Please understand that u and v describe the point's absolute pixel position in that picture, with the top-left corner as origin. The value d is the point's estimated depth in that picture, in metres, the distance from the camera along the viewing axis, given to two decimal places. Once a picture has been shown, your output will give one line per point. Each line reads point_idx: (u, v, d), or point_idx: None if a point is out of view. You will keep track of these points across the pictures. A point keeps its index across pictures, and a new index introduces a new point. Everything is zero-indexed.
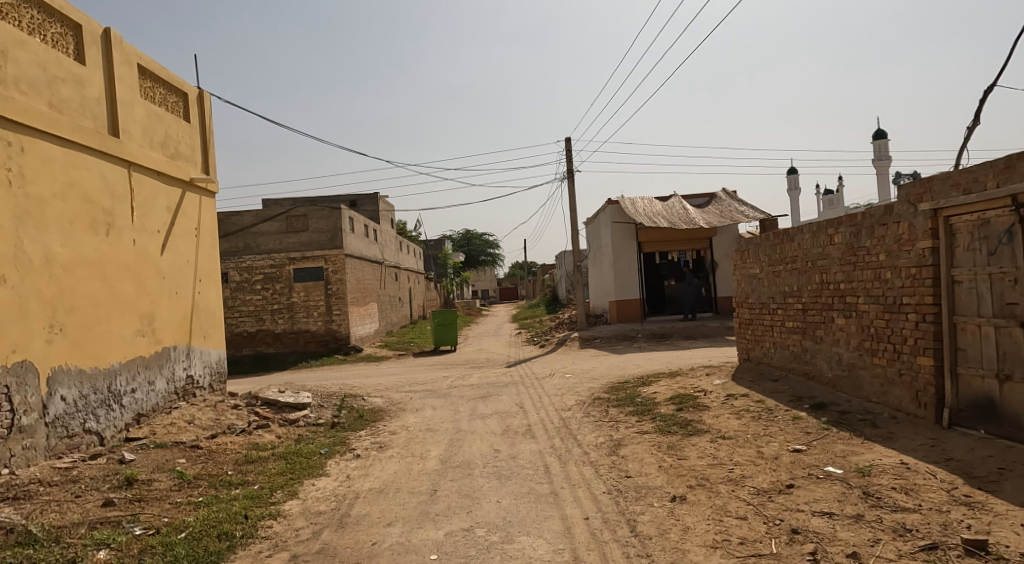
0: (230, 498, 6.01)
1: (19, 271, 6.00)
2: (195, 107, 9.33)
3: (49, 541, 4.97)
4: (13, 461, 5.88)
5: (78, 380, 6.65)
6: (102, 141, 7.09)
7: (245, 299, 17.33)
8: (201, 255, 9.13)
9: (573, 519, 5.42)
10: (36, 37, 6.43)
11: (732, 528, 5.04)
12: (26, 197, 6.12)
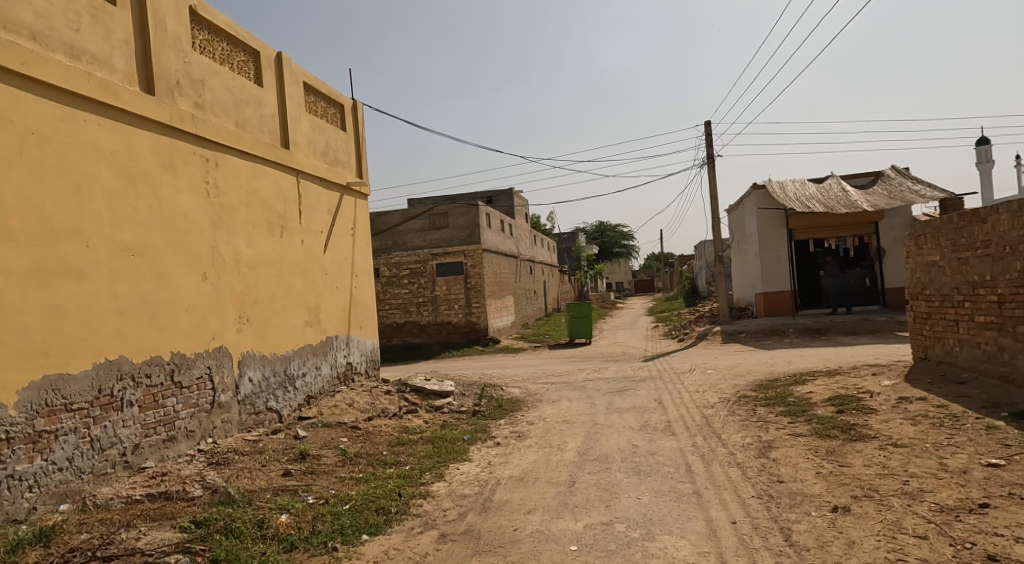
0: (386, 476, 6.15)
1: (215, 270, 6.44)
2: (351, 117, 9.75)
3: (244, 503, 5.24)
4: (215, 432, 6.39)
5: (261, 364, 7.11)
6: (276, 154, 7.53)
7: (393, 293, 18.13)
8: (357, 252, 9.51)
9: (719, 523, 4.97)
10: (226, 66, 6.94)
11: (909, 547, 4.37)
12: (220, 205, 6.57)
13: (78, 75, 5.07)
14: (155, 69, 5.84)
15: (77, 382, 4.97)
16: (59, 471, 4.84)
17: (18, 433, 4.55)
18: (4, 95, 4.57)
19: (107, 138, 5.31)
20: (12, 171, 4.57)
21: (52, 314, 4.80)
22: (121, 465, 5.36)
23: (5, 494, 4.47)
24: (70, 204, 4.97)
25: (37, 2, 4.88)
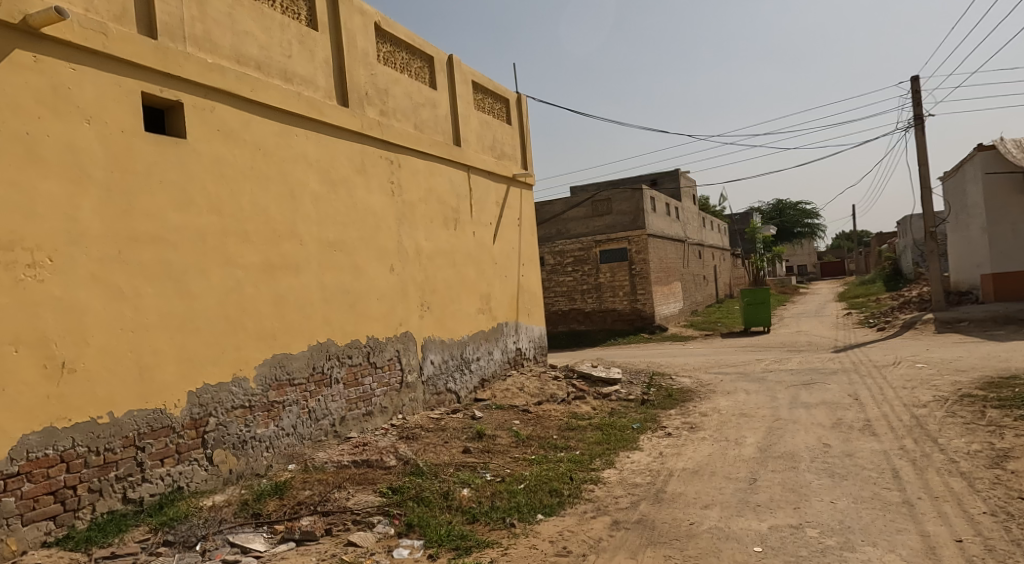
0: (557, 460, 6.38)
1: (400, 261, 7.02)
2: (516, 110, 10.05)
3: (431, 474, 5.69)
4: (404, 409, 7.01)
5: (441, 347, 7.64)
6: (450, 152, 8.01)
7: (558, 281, 18.54)
8: (524, 241, 9.80)
9: (939, 539, 4.49)
10: (405, 74, 7.51)
11: None
12: (403, 202, 7.13)
13: (291, 96, 5.75)
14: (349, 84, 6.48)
15: (297, 360, 5.71)
16: (287, 436, 5.60)
17: (256, 401, 5.33)
18: (239, 120, 5.30)
19: (313, 149, 5.98)
20: (246, 184, 5.30)
21: (277, 305, 5.53)
22: (331, 434, 6.07)
23: (249, 452, 5.27)
24: (288, 208, 5.67)
25: (259, 36, 5.62)
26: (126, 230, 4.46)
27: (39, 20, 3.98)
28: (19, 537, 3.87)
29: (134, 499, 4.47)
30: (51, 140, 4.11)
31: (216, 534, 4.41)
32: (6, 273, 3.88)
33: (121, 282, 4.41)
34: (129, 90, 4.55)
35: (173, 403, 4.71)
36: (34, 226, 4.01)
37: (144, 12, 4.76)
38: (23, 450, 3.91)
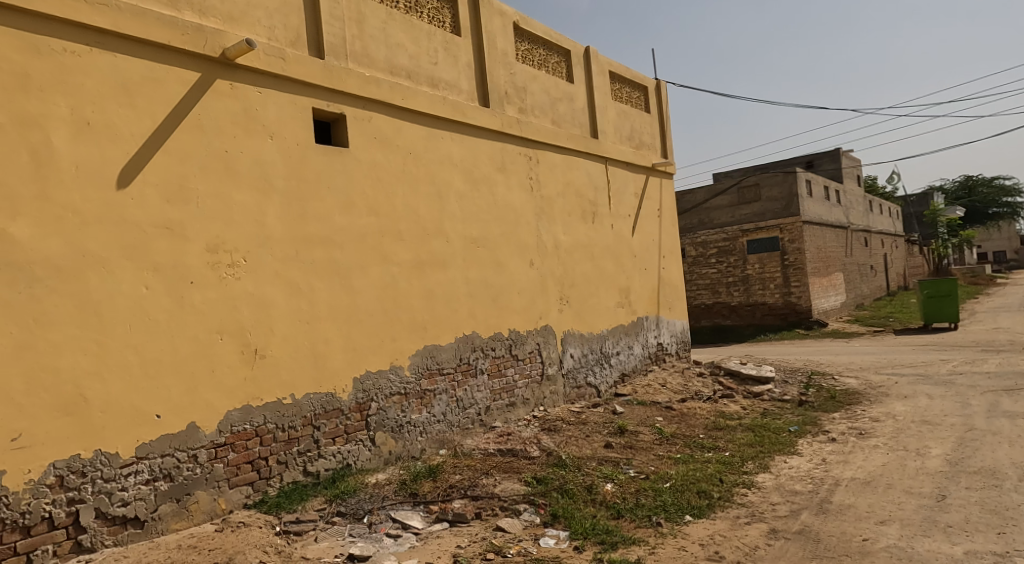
0: (705, 460, 6.27)
1: (541, 256, 7.17)
2: (656, 97, 9.86)
3: (574, 467, 5.83)
4: (545, 401, 7.18)
5: (581, 341, 7.72)
6: (587, 144, 8.05)
7: (701, 273, 18.09)
8: (664, 233, 9.59)
9: None
10: (542, 70, 7.67)
11: None
12: (542, 198, 7.27)
13: (437, 100, 6.09)
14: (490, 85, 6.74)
15: (446, 351, 6.03)
16: (438, 422, 5.93)
17: (411, 388, 5.71)
18: (393, 126, 5.70)
19: (458, 150, 6.29)
20: (399, 186, 5.69)
21: (428, 299, 5.88)
22: (478, 423, 6.36)
23: (406, 436, 5.66)
24: (436, 208, 6.00)
25: (409, 46, 6.01)
26: (300, 232, 4.97)
27: (233, 53, 4.58)
28: (226, 498, 4.52)
29: (312, 472, 5.00)
30: (241, 155, 4.70)
31: (380, 509, 4.86)
32: (211, 273, 4.52)
33: (298, 279, 4.95)
34: (302, 107, 5.07)
35: (341, 388, 5.19)
36: (231, 231, 4.62)
37: (313, 35, 5.28)
38: (228, 424, 4.56)
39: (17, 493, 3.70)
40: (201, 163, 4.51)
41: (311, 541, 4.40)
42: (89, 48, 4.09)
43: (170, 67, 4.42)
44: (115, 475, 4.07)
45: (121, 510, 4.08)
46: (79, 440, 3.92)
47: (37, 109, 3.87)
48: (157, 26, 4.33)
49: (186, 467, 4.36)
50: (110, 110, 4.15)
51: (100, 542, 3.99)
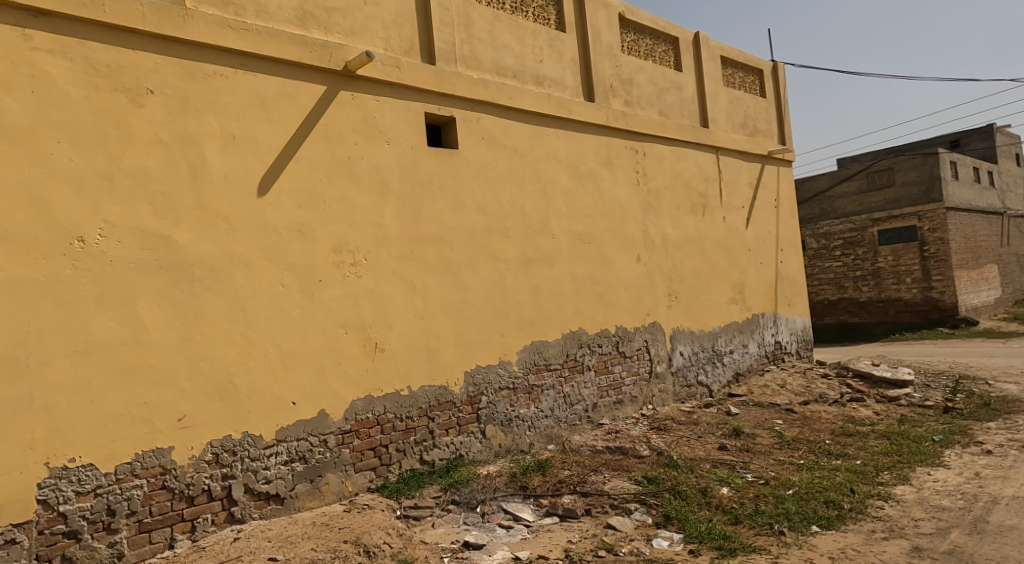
0: (833, 468, 5.91)
1: (648, 251, 7.04)
2: (772, 80, 9.37)
3: (686, 468, 5.70)
4: (654, 399, 7.06)
5: (691, 339, 7.51)
6: (697, 134, 7.82)
7: (825, 267, 17.13)
8: (782, 225, 9.10)
9: None
10: (649, 60, 7.54)
11: None
12: (649, 191, 7.14)
13: (543, 98, 6.15)
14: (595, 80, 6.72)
15: (553, 347, 6.08)
16: (546, 417, 6.01)
17: (519, 383, 5.82)
18: (500, 126, 5.82)
19: (563, 147, 6.32)
20: (506, 185, 5.80)
21: (535, 295, 5.95)
22: (586, 419, 6.36)
23: (515, 430, 5.78)
24: (542, 205, 6.06)
25: (515, 46, 6.11)
26: (415, 232, 5.20)
27: (354, 65, 4.86)
28: (352, 481, 4.85)
29: (428, 461, 5.22)
30: (363, 161, 4.99)
31: (492, 500, 5.01)
32: (337, 271, 4.83)
33: (414, 276, 5.17)
34: (415, 112, 5.29)
35: (454, 381, 5.38)
36: (353, 232, 4.91)
37: (426, 42, 5.49)
38: (353, 412, 4.87)
39: (183, 467, 4.20)
40: (327, 170, 4.82)
41: (428, 527, 4.62)
42: (234, 70, 4.51)
43: (301, 82, 4.77)
44: (260, 455, 4.50)
45: (265, 486, 4.50)
46: (231, 422, 4.39)
47: (192, 127, 4.33)
48: (289, 45, 4.69)
49: (318, 451, 4.71)
50: (250, 125, 4.55)
51: (248, 515, 4.43)
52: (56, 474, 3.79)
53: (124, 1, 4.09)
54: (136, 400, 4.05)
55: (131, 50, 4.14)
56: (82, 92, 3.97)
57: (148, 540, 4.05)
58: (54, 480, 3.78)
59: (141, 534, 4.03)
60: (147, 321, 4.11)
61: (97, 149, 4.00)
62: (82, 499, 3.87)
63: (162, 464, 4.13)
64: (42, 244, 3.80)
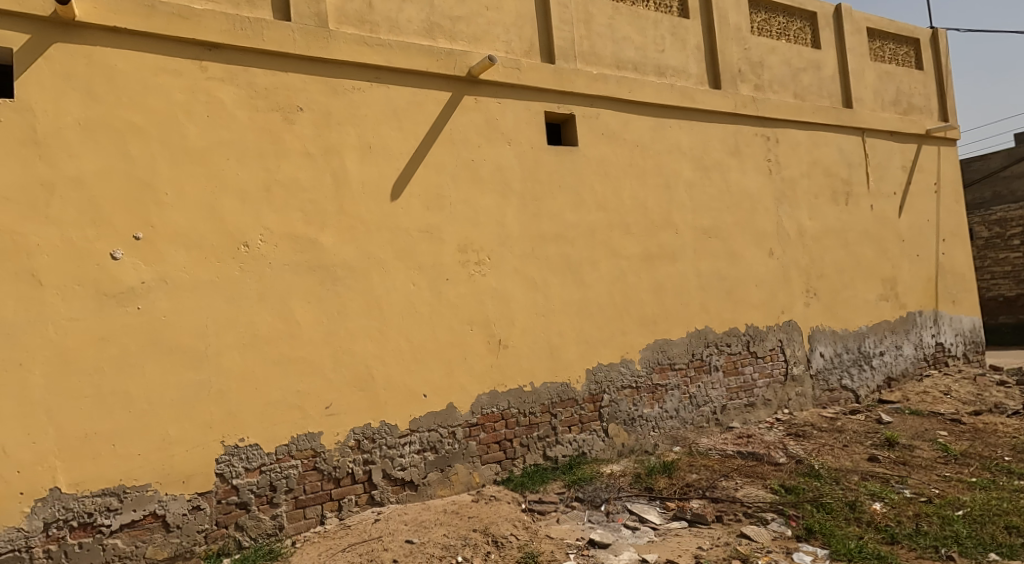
0: (1014, 488, 5.15)
1: (781, 245, 6.56)
2: (931, 50, 8.30)
3: (831, 480, 5.27)
4: (791, 404, 6.58)
5: (833, 339, 6.91)
6: (838, 116, 7.17)
7: (1002, 258, 13.64)
8: (943, 212, 8.05)
9: None
10: (783, 39, 7.02)
11: None
12: (783, 180, 6.66)
13: (664, 89, 5.94)
14: (721, 65, 6.39)
15: (678, 345, 5.87)
16: (671, 418, 5.82)
17: (643, 383, 5.68)
18: (619, 120, 5.72)
19: (687, 138, 6.07)
20: (626, 180, 5.68)
21: (658, 292, 5.78)
22: (714, 422, 6.07)
23: (638, 430, 5.65)
24: (663, 199, 5.86)
25: (636, 38, 5.97)
26: (535, 230, 5.24)
27: (477, 69, 4.95)
28: (479, 473, 4.97)
29: (551, 457, 5.26)
30: (487, 162, 5.10)
31: (616, 499, 4.94)
32: (463, 270, 4.95)
33: (535, 274, 5.22)
34: (535, 112, 5.34)
35: (575, 378, 5.37)
36: (479, 232, 5.02)
37: (545, 42, 5.53)
38: (479, 406, 4.98)
39: (330, 450, 4.54)
40: (453, 173, 4.96)
41: (554, 522, 4.66)
42: (369, 83, 4.74)
43: (429, 90, 4.93)
44: (397, 443, 4.71)
45: (401, 473, 4.72)
46: (370, 411, 4.64)
47: (335, 140, 4.61)
48: (418, 55, 4.86)
49: (448, 442, 4.87)
50: (384, 133, 4.76)
51: (387, 498, 4.69)
52: (229, 451, 4.27)
53: (278, 29, 4.45)
54: (291, 389, 4.44)
55: (282, 73, 4.50)
56: (245, 113, 4.39)
57: (303, 515, 4.45)
58: (228, 457, 4.26)
59: (297, 509, 4.43)
60: (299, 317, 4.47)
61: (256, 164, 4.40)
62: (250, 475, 4.33)
63: (313, 447, 4.49)
64: (216, 250, 4.28)
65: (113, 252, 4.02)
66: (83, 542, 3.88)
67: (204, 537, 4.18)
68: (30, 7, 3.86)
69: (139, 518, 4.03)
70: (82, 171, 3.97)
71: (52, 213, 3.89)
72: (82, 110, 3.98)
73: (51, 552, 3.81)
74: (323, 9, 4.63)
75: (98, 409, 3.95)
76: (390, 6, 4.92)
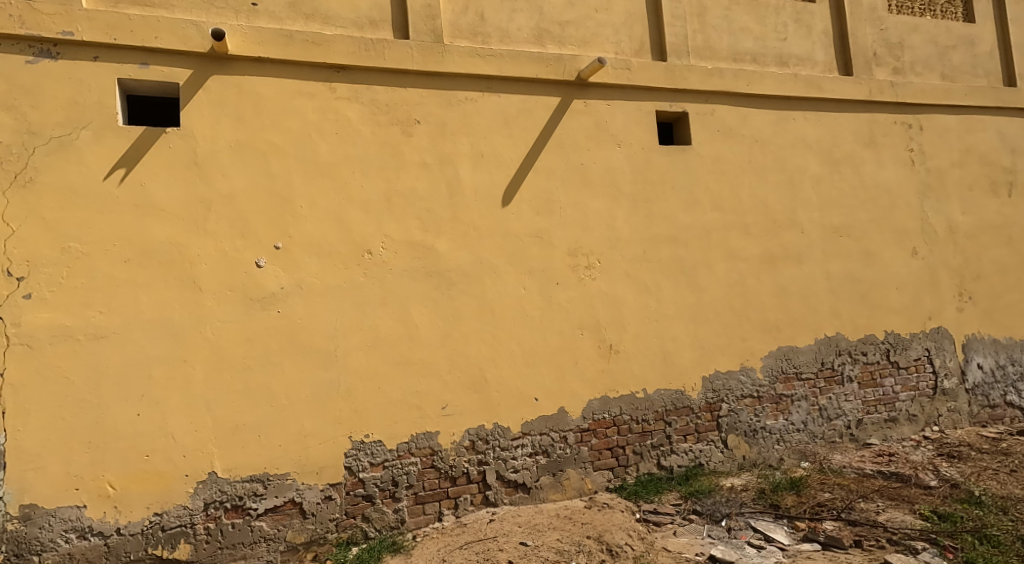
0: None
1: (928, 243, 5.91)
2: None
3: (996, 508, 4.64)
4: (943, 421, 5.88)
5: (994, 349, 6.10)
6: (998, 96, 6.32)
7: None
8: None
9: None
10: (928, 16, 6.32)
11: None
12: (929, 171, 5.99)
13: (787, 79, 5.57)
14: (852, 50, 5.90)
15: (805, 353, 5.46)
16: (798, 431, 5.42)
17: (765, 392, 5.34)
18: (738, 116, 5.44)
19: (813, 130, 5.65)
20: (745, 177, 5.39)
21: (782, 296, 5.42)
22: (849, 437, 5.57)
23: (761, 442, 5.32)
24: (786, 196, 5.49)
25: (754, 28, 5.66)
26: (647, 232, 5.11)
27: (587, 72, 4.93)
28: (591, 479, 4.92)
29: (666, 466, 5.08)
30: (596, 166, 5.06)
31: (738, 515, 4.68)
32: (572, 274, 4.94)
33: (646, 277, 5.09)
34: (647, 112, 5.22)
35: (691, 386, 5.16)
36: (588, 236, 4.99)
37: (657, 40, 5.41)
38: (590, 412, 4.93)
39: (447, 450, 4.63)
40: (562, 177, 4.97)
41: (671, 534, 4.49)
42: (481, 93, 4.86)
43: (539, 96, 4.98)
44: (509, 445, 4.76)
45: (514, 475, 4.77)
46: (484, 413, 4.71)
47: (449, 149, 4.75)
48: (528, 63, 4.92)
49: (559, 446, 4.86)
50: (495, 141, 4.86)
51: (500, 499, 4.74)
52: (356, 445, 4.46)
53: (398, 47, 4.66)
54: (410, 389, 4.57)
55: (402, 88, 4.69)
56: (369, 128, 4.60)
57: (422, 511, 4.58)
58: (355, 451, 4.46)
59: (417, 505, 4.57)
60: (418, 320, 4.61)
61: (379, 175, 4.60)
62: (375, 469, 4.50)
63: (431, 445, 4.60)
64: (344, 257, 4.50)
65: (258, 261, 4.34)
66: (235, 522, 4.21)
67: (335, 525, 4.41)
68: (191, 44, 4.28)
69: (281, 504, 4.31)
70: (234, 188, 4.33)
71: (209, 226, 4.27)
72: (233, 133, 4.35)
73: (210, 529, 4.17)
74: (439, 25, 4.80)
75: (246, 404, 4.28)
76: (501, 17, 5.04)
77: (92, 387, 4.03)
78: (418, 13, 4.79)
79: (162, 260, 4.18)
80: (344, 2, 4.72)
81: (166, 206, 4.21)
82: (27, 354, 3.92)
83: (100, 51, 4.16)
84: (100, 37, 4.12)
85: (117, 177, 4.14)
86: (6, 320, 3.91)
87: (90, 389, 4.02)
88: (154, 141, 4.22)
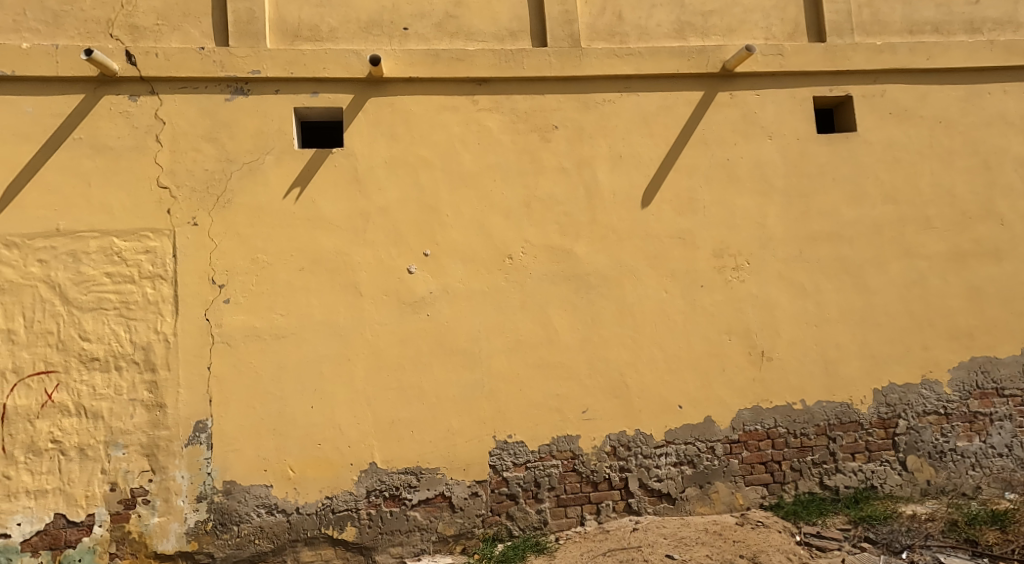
0: None
1: None
2: None
3: None
4: None
5: None
6: None
7: None
8: None
9: None
10: None
11: None
12: None
13: (980, 47, 4.83)
14: None
15: (1007, 366, 4.70)
16: (998, 457, 4.66)
17: (954, 410, 4.65)
18: (916, 94, 4.81)
19: (1016, 104, 4.85)
20: (924, 164, 4.76)
21: (975, 298, 4.70)
22: None
23: (950, 467, 4.64)
24: (980, 183, 4.77)
25: None
26: (805, 230, 4.69)
27: (734, 62, 4.66)
28: (743, 494, 4.61)
29: (831, 486, 4.61)
30: (745, 160, 4.74)
31: (923, 548, 4.12)
32: (718, 276, 4.68)
33: (804, 279, 4.67)
34: (803, 99, 4.80)
35: (860, 399, 4.64)
36: (736, 235, 4.69)
37: (815, 19, 4.96)
38: (740, 422, 4.62)
39: (587, 454, 4.61)
40: (707, 175, 4.73)
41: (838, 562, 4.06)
42: (619, 94, 4.79)
43: (680, 92, 4.80)
44: (652, 453, 4.62)
45: (657, 484, 4.61)
46: (625, 419, 4.62)
47: (587, 152, 4.74)
48: (669, 59, 4.76)
49: (706, 457, 4.61)
50: (634, 142, 4.76)
51: (644, 508, 4.61)
52: (499, 445, 4.60)
53: (536, 55, 4.75)
54: (551, 392, 4.62)
55: (541, 95, 4.77)
56: (508, 137, 4.74)
57: (565, 514, 4.59)
58: (499, 451, 4.60)
59: (559, 507, 4.59)
60: (557, 324, 4.65)
61: (518, 182, 4.71)
62: (518, 469, 4.60)
63: (572, 449, 4.61)
64: (486, 262, 4.67)
65: (409, 267, 4.65)
66: (393, 510, 4.54)
67: (481, 520, 4.57)
68: (352, 71, 4.71)
69: (432, 496, 4.56)
70: (388, 200, 4.68)
71: (367, 236, 4.65)
72: (386, 150, 4.70)
73: (372, 515, 4.53)
74: (576, 29, 4.83)
75: (401, 401, 4.59)
76: (640, 14, 4.93)
77: (275, 381, 4.56)
78: (555, 19, 4.85)
79: (329, 268, 4.63)
80: (485, 17, 4.92)
81: (332, 220, 4.65)
82: (226, 351, 4.55)
83: (280, 84, 4.72)
84: (280, 73, 4.68)
85: (293, 195, 4.65)
86: (211, 322, 4.56)
87: (273, 383, 4.56)
88: (323, 161, 4.68)
